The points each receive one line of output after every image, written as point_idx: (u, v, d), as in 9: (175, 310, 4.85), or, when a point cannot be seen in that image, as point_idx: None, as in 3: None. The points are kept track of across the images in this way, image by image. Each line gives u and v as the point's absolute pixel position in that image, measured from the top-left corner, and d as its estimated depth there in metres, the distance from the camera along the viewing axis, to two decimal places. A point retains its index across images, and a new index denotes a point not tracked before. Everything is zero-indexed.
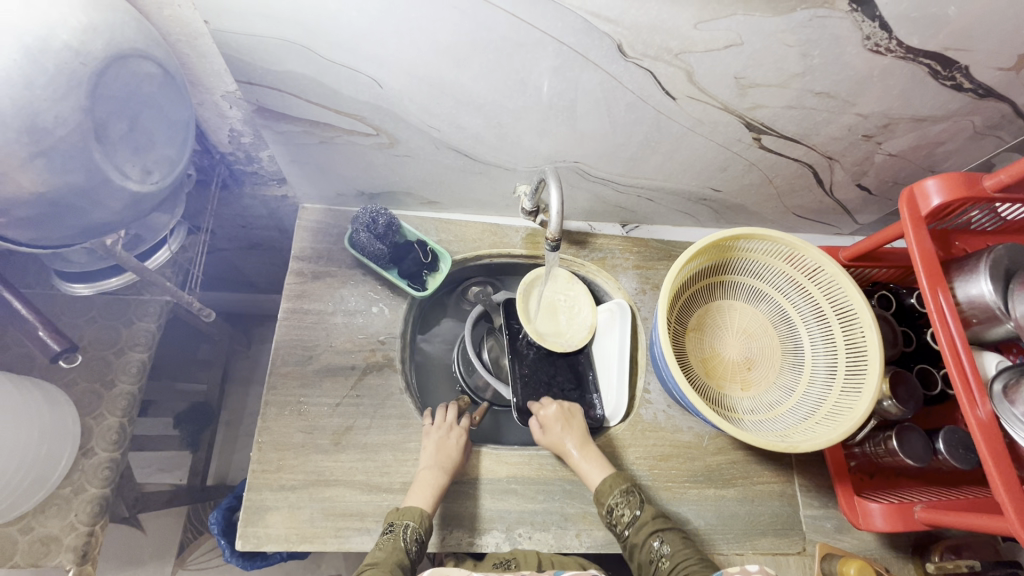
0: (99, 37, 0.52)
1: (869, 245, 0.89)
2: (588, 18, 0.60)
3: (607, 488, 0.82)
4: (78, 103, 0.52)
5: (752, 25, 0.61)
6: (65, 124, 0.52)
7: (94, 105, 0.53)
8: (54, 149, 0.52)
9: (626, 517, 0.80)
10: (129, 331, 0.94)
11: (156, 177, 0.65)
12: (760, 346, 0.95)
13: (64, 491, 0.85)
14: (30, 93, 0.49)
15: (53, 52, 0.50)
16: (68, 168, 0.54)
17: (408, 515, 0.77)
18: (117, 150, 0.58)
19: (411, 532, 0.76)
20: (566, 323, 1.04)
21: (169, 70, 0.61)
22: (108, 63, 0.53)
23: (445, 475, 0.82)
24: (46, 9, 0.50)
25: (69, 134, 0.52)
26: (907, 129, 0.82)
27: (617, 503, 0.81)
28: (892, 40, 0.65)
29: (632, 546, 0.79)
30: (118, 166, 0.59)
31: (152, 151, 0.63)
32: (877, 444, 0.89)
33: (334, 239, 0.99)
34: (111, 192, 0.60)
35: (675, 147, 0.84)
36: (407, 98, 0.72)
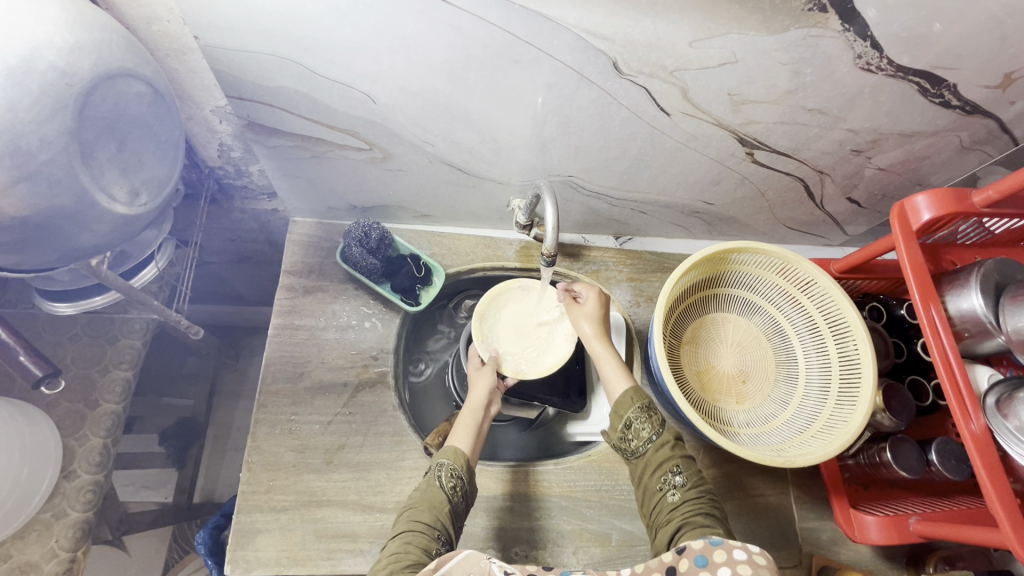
0: (87, 56, 0.51)
1: (860, 257, 0.90)
2: (583, 36, 0.60)
3: (627, 400, 0.75)
4: (64, 125, 0.51)
5: (746, 43, 0.62)
6: (49, 146, 0.50)
7: (80, 126, 0.52)
8: (37, 173, 0.51)
9: (645, 436, 0.74)
10: (113, 348, 0.92)
11: (144, 198, 0.64)
12: (755, 358, 0.95)
13: (45, 516, 0.82)
14: (14, 117, 0.48)
15: (38, 73, 0.48)
16: (54, 192, 0.53)
17: (445, 454, 0.73)
18: (103, 172, 0.56)
19: (446, 472, 0.71)
20: (542, 350, 0.93)
21: (159, 89, 0.60)
22: (96, 84, 0.52)
23: (478, 411, 0.80)
24: (32, 29, 0.48)
25: (54, 157, 0.51)
26: (896, 144, 0.83)
27: (636, 418, 0.74)
28: (883, 58, 0.66)
29: (645, 467, 0.73)
30: (105, 188, 0.58)
31: (141, 173, 0.61)
32: (871, 456, 0.89)
33: (326, 252, 0.98)
34: (98, 214, 0.58)
35: (669, 161, 0.85)
36: (400, 112, 0.71)
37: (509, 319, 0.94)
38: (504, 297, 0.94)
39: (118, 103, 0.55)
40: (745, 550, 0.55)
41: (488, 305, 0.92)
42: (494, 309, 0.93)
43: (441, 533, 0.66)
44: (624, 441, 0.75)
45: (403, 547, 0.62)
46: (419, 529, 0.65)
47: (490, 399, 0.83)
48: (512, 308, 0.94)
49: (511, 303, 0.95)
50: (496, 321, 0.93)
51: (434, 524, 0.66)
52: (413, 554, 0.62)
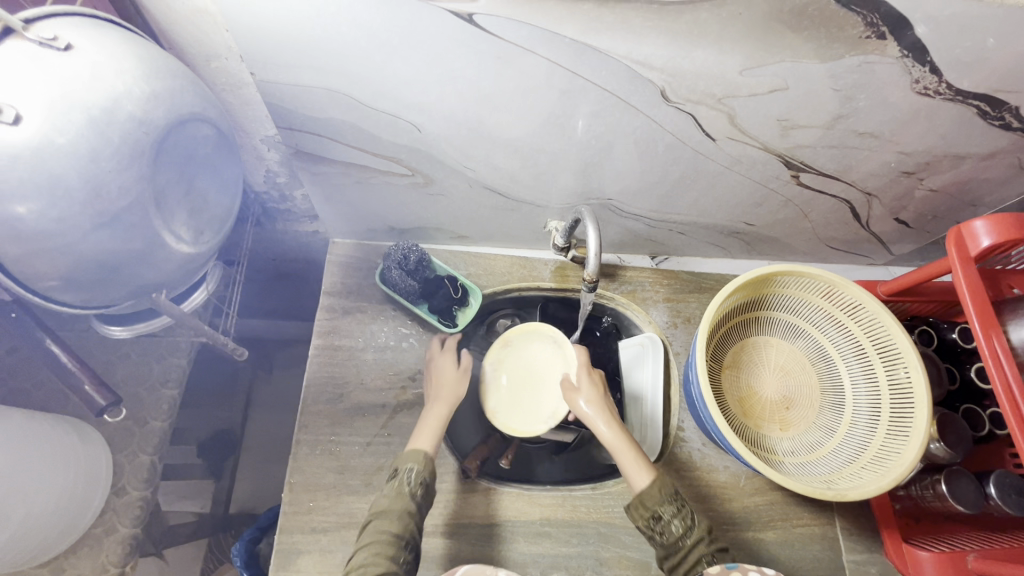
0: (160, 105, 0.53)
1: (910, 281, 0.88)
2: (632, 66, 0.59)
3: (654, 491, 0.72)
4: (139, 171, 0.53)
5: (799, 70, 0.60)
6: (125, 194, 0.52)
7: (154, 172, 0.54)
8: (114, 218, 0.53)
9: (675, 529, 0.70)
10: (161, 367, 0.95)
11: (208, 236, 0.65)
12: (799, 384, 0.93)
13: (96, 531, 0.85)
14: (95, 166, 0.50)
15: (119, 123, 0.51)
16: (128, 236, 0.54)
17: (412, 459, 0.75)
18: (172, 214, 0.58)
19: (415, 476, 0.74)
20: (528, 409, 0.90)
21: (222, 131, 0.62)
22: (169, 129, 0.54)
23: (447, 409, 0.81)
24: (112, 81, 0.51)
25: (130, 204, 0.53)
26: (950, 166, 0.81)
27: (665, 510, 0.71)
28: (941, 83, 0.64)
29: (679, 563, 0.69)
30: (172, 229, 0.59)
31: (204, 212, 0.63)
32: (925, 488, 0.87)
33: (364, 274, 0.99)
34: (165, 256, 0.59)
35: (710, 184, 0.84)
36: (445, 140, 0.72)
37: (528, 358, 0.94)
38: (536, 337, 0.95)
39: (185, 145, 0.57)
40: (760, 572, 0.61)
41: (523, 330, 0.95)
42: (520, 339, 0.95)
43: (409, 540, 0.69)
44: (653, 531, 0.71)
45: (371, 561, 0.66)
46: (386, 539, 0.68)
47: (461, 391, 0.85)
48: (534, 348, 0.95)
49: (537, 346, 0.95)
50: (518, 346, 0.95)
51: (403, 533, 0.69)
52: (383, 565, 0.66)
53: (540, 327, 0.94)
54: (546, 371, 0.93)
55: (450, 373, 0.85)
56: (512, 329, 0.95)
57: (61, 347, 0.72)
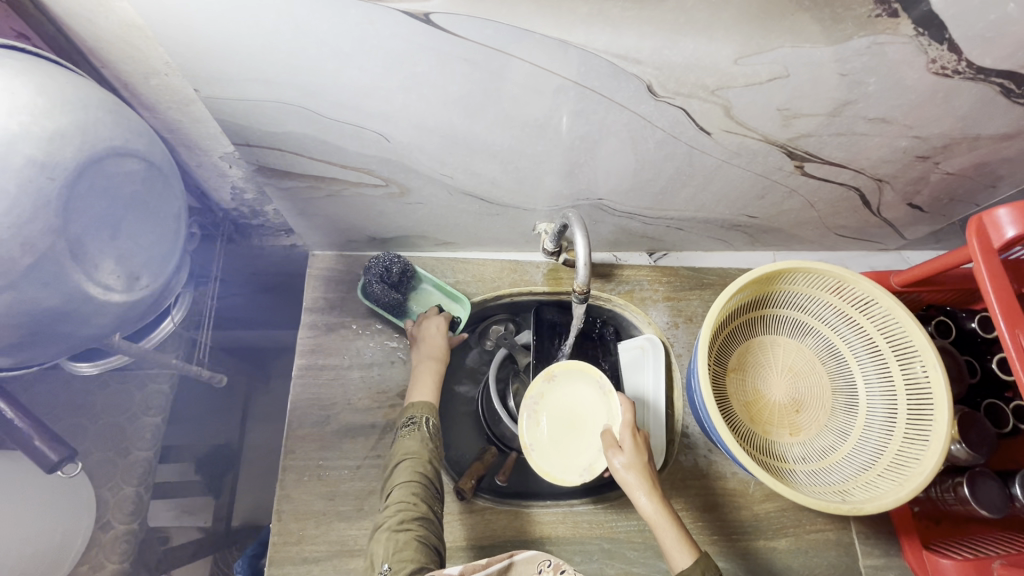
0: (68, 142, 0.48)
1: (927, 271, 0.82)
2: (614, 61, 0.53)
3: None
4: (48, 222, 0.48)
5: (801, 56, 0.54)
6: (31, 250, 0.47)
7: (66, 220, 0.49)
8: (24, 277, 0.48)
9: None
10: (142, 394, 0.91)
11: (144, 281, 0.60)
12: (809, 385, 0.88)
13: (82, 569, 0.82)
14: None
15: (15, 170, 0.45)
16: (44, 293, 0.50)
17: (421, 408, 0.78)
18: (97, 265, 0.54)
19: (434, 423, 0.77)
20: (562, 457, 0.79)
21: (152, 163, 0.57)
22: (81, 168, 0.49)
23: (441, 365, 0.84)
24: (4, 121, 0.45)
25: (38, 260, 0.48)
26: (969, 148, 0.74)
27: None
28: (961, 61, 0.57)
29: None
30: (99, 281, 0.55)
31: (139, 257, 0.58)
32: (945, 490, 0.82)
33: (347, 287, 0.95)
34: (95, 308, 0.56)
35: (707, 179, 0.78)
36: (416, 149, 0.66)
37: (572, 398, 0.82)
38: (580, 379, 0.83)
39: (109, 183, 0.53)
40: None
41: (567, 368, 0.83)
42: (568, 376, 0.83)
43: (436, 485, 0.72)
44: None
45: (411, 498, 0.68)
46: (421, 479, 0.70)
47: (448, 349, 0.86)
48: (578, 390, 0.83)
49: (582, 388, 0.83)
50: (559, 385, 0.83)
51: (432, 478, 0.72)
52: (421, 506, 0.67)
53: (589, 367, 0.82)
54: (591, 416, 0.81)
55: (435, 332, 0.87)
56: (557, 365, 0.83)
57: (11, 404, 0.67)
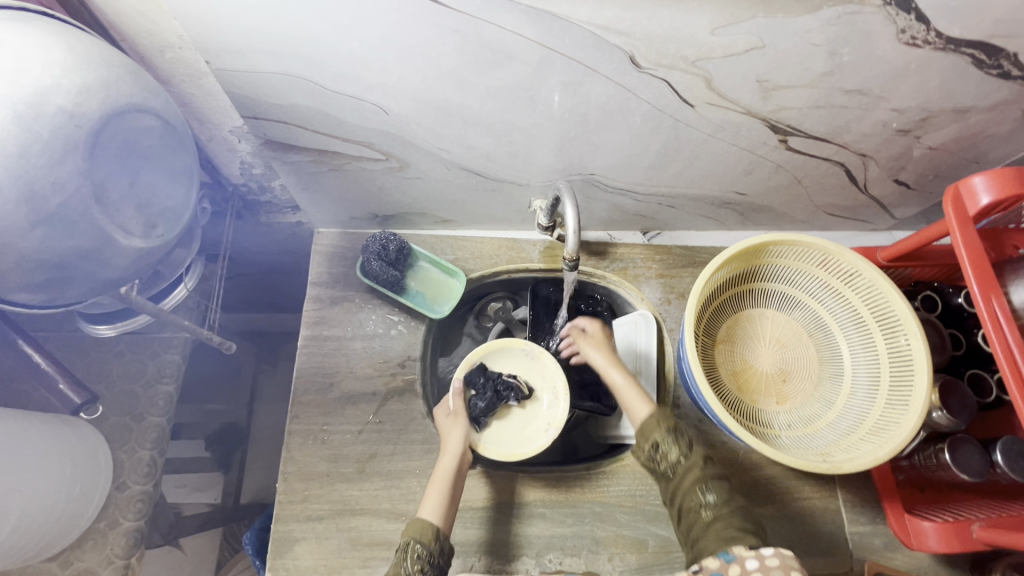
0: (93, 98, 0.53)
1: (910, 244, 0.84)
2: (596, 32, 0.57)
3: (653, 423, 0.76)
4: (76, 168, 0.52)
5: (774, 26, 0.57)
6: (61, 192, 0.52)
7: (92, 167, 0.54)
8: (54, 216, 0.53)
9: (673, 458, 0.74)
10: (155, 363, 0.95)
11: (161, 229, 0.65)
12: (796, 356, 0.90)
13: (100, 525, 0.86)
14: (25, 162, 0.49)
15: (47, 119, 0.50)
16: (71, 234, 0.55)
17: (414, 531, 0.70)
18: (118, 209, 0.58)
19: (414, 552, 0.68)
20: (522, 431, 0.87)
21: (170, 122, 0.62)
22: (106, 121, 0.54)
23: (449, 468, 0.77)
24: (39, 73, 0.50)
25: (69, 202, 0.53)
26: (948, 121, 0.76)
27: (662, 440, 0.75)
28: (930, 31, 0.60)
29: (677, 487, 0.73)
30: (120, 225, 0.59)
31: (156, 206, 0.63)
32: (928, 457, 0.84)
33: (350, 262, 0.98)
34: (116, 251, 0.60)
35: (695, 154, 0.81)
36: (414, 122, 0.70)
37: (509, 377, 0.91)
38: (506, 353, 0.90)
39: (128, 138, 0.57)
40: (758, 559, 0.59)
41: (493, 347, 0.90)
42: (496, 357, 0.90)
43: None
44: (653, 461, 0.75)
45: None
46: None
47: (465, 452, 0.79)
48: (508, 364, 0.91)
49: (509, 361, 0.91)
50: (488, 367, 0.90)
51: None
52: None
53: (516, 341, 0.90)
54: (536, 385, 0.91)
55: (451, 427, 0.82)
56: (477, 351, 0.89)
57: (35, 348, 0.80)
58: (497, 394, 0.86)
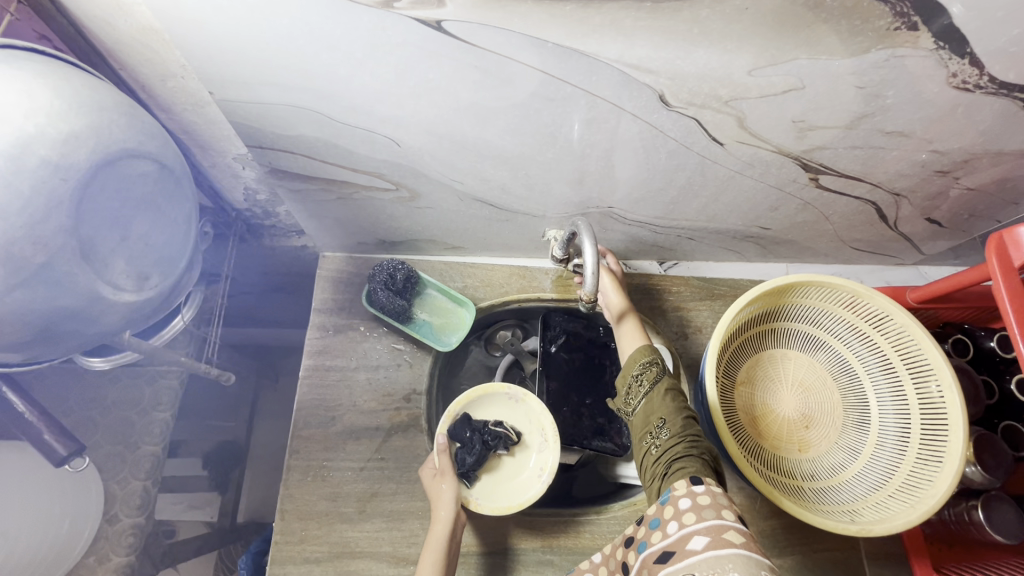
0: (82, 143, 0.49)
1: (945, 287, 0.80)
2: (626, 71, 0.53)
3: (637, 354, 0.76)
4: (62, 222, 0.49)
5: (817, 68, 0.53)
6: (45, 247, 0.48)
7: (80, 220, 0.50)
8: (34, 275, 0.49)
9: (640, 392, 0.74)
10: (152, 390, 0.92)
11: (154, 280, 0.61)
12: (819, 401, 0.86)
13: (89, 562, 0.83)
14: (5, 221, 0.45)
15: (30, 170, 0.46)
16: (57, 289, 0.51)
17: None
18: (107, 264, 0.54)
19: None
20: (515, 481, 0.84)
21: (165, 163, 0.58)
22: (96, 171, 0.51)
23: (438, 537, 0.71)
24: (21, 122, 0.46)
25: (54, 254, 0.49)
26: (990, 163, 0.72)
27: (637, 373, 0.74)
28: (983, 76, 0.55)
29: (636, 428, 0.73)
30: (110, 280, 0.55)
31: (150, 257, 0.59)
32: (958, 514, 0.80)
33: (355, 289, 0.95)
34: (105, 307, 0.56)
35: (720, 190, 0.77)
36: (427, 154, 0.67)
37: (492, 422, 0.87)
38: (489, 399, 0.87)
39: (124, 181, 0.54)
40: (690, 495, 0.58)
41: (476, 395, 0.86)
42: (473, 403, 0.87)
43: None
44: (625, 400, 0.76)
45: None
46: None
47: (456, 516, 0.75)
48: (491, 410, 0.88)
49: (493, 408, 0.87)
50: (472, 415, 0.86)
51: None
52: None
53: (497, 385, 0.86)
54: (522, 428, 0.88)
55: (437, 486, 0.77)
56: (457, 401, 0.85)
57: (21, 396, 0.68)
58: (485, 446, 0.82)
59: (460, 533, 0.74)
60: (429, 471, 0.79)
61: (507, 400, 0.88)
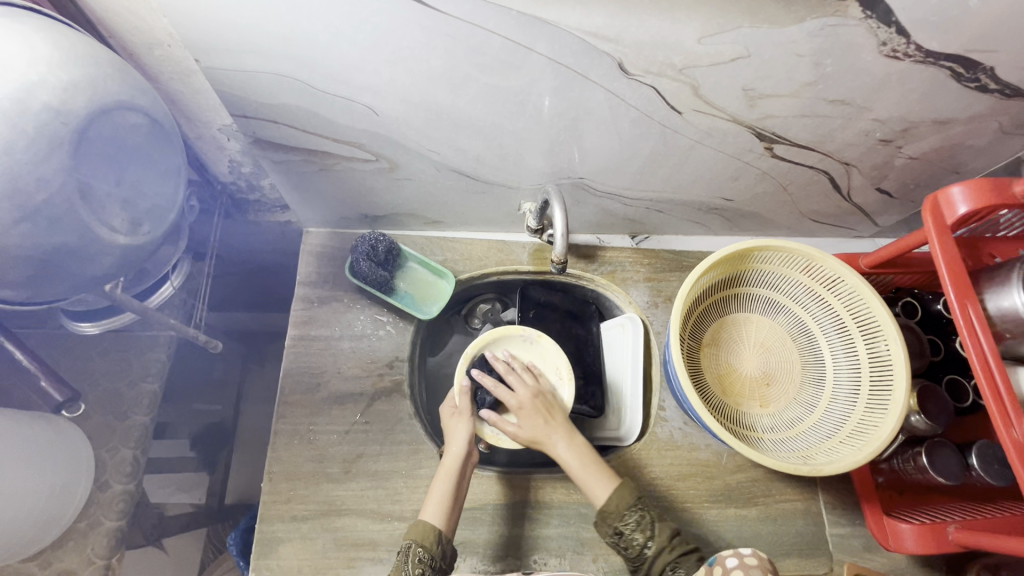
0: (81, 92, 0.52)
1: (893, 251, 0.85)
2: (585, 38, 0.57)
3: (615, 507, 0.73)
4: (61, 162, 0.52)
5: (759, 36, 0.58)
6: (45, 186, 0.52)
7: (78, 162, 0.54)
8: (40, 210, 0.52)
9: (639, 544, 0.72)
10: (140, 362, 0.94)
11: (146, 227, 0.65)
12: (779, 359, 0.92)
13: (80, 526, 0.85)
14: (11, 158, 0.49)
15: (34, 114, 0.50)
16: (57, 228, 0.55)
17: (418, 532, 0.70)
18: (104, 206, 0.58)
19: (414, 556, 0.68)
20: None
21: (157, 118, 0.61)
22: (91, 119, 0.53)
23: (453, 474, 0.75)
24: (25, 70, 0.49)
25: (54, 196, 0.53)
26: (929, 132, 0.78)
27: (627, 525, 0.72)
28: (910, 44, 0.61)
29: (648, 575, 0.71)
30: (107, 222, 0.59)
31: (142, 203, 0.63)
32: (906, 460, 0.85)
33: (338, 263, 0.98)
34: (101, 247, 0.60)
35: (683, 160, 0.82)
36: (404, 124, 0.71)
37: None
38: (506, 341, 0.90)
39: (117, 133, 0.57)
40: (738, 556, 0.58)
41: (492, 338, 0.90)
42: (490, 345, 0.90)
43: None
44: (619, 533, 0.72)
45: None
46: None
47: (469, 452, 0.78)
48: (507, 351, 0.91)
49: (509, 349, 0.91)
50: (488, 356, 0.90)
51: None
52: None
53: (513, 328, 0.90)
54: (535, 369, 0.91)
55: (454, 423, 0.80)
56: (473, 344, 0.88)
57: (20, 348, 0.76)
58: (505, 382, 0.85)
59: (472, 466, 0.79)
60: (445, 410, 0.83)
61: (522, 341, 0.91)
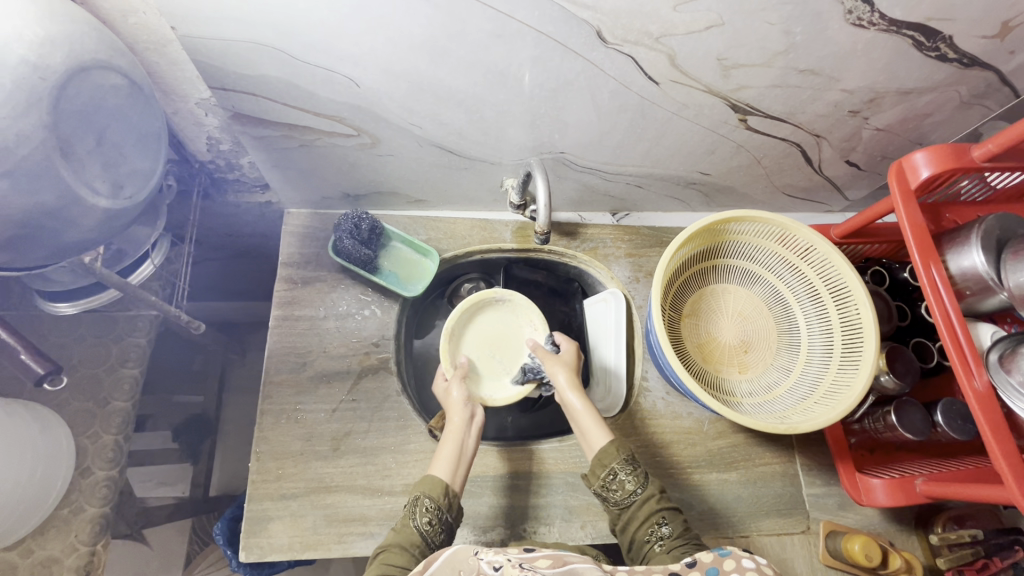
0: (57, 49, 0.52)
1: (861, 221, 0.89)
2: (565, 6, 0.59)
3: (612, 450, 0.74)
4: (42, 117, 0.52)
5: (731, 4, 0.60)
6: (28, 142, 0.51)
7: (57, 119, 0.53)
8: (17, 168, 0.52)
9: (628, 489, 0.72)
10: (120, 347, 0.93)
11: (127, 191, 0.65)
12: (756, 328, 0.95)
13: (63, 512, 0.83)
14: None
15: (10, 68, 0.49)
16: (36, 186, 0.54)
17: (427, 486, 0.72)
18: (85, 165, 0.58)
19: (425, 506, 0.70)
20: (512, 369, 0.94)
21: (135, 81, 0.60)
22: (69, 76, 0.53)
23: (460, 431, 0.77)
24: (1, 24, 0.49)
25: (33, 153, 0.52)
26: (894, 102, 0.81)
27: (619, 470, 0.73)
28: (875, 13, 0.64)
29: (630, 520, 0.71)
30: (86, 182, 0.59)
31: (123, 165, 0.63)
32: (876, 420, 0.89)
33: (321, 243, 0.98)
34: (83, 210, 0.60)
35: (661, 133, 0.84)
36: (385, 95, 0.71)
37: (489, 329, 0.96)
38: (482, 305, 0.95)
39: (93, 95, 0.56)
40: (753, 559, 0.54)
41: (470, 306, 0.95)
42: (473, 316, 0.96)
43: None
44: (608, 486, 0.73)
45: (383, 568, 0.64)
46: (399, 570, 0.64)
47: (471, 412, 0.81)
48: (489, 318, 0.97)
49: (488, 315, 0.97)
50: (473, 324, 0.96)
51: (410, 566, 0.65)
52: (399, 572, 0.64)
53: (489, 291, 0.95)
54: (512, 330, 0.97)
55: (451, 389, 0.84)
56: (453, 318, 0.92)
57: None
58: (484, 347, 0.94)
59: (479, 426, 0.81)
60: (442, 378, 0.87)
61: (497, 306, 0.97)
